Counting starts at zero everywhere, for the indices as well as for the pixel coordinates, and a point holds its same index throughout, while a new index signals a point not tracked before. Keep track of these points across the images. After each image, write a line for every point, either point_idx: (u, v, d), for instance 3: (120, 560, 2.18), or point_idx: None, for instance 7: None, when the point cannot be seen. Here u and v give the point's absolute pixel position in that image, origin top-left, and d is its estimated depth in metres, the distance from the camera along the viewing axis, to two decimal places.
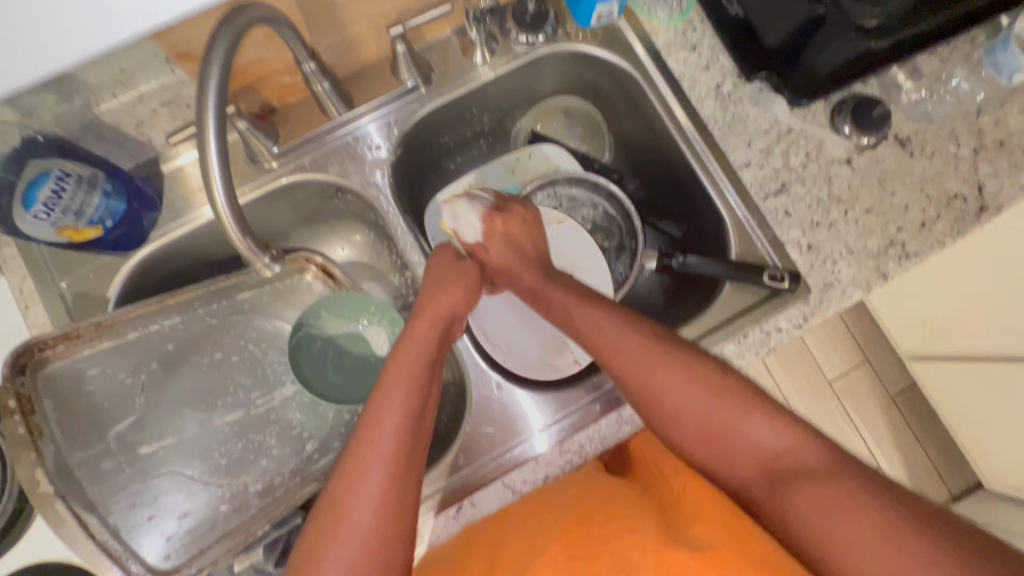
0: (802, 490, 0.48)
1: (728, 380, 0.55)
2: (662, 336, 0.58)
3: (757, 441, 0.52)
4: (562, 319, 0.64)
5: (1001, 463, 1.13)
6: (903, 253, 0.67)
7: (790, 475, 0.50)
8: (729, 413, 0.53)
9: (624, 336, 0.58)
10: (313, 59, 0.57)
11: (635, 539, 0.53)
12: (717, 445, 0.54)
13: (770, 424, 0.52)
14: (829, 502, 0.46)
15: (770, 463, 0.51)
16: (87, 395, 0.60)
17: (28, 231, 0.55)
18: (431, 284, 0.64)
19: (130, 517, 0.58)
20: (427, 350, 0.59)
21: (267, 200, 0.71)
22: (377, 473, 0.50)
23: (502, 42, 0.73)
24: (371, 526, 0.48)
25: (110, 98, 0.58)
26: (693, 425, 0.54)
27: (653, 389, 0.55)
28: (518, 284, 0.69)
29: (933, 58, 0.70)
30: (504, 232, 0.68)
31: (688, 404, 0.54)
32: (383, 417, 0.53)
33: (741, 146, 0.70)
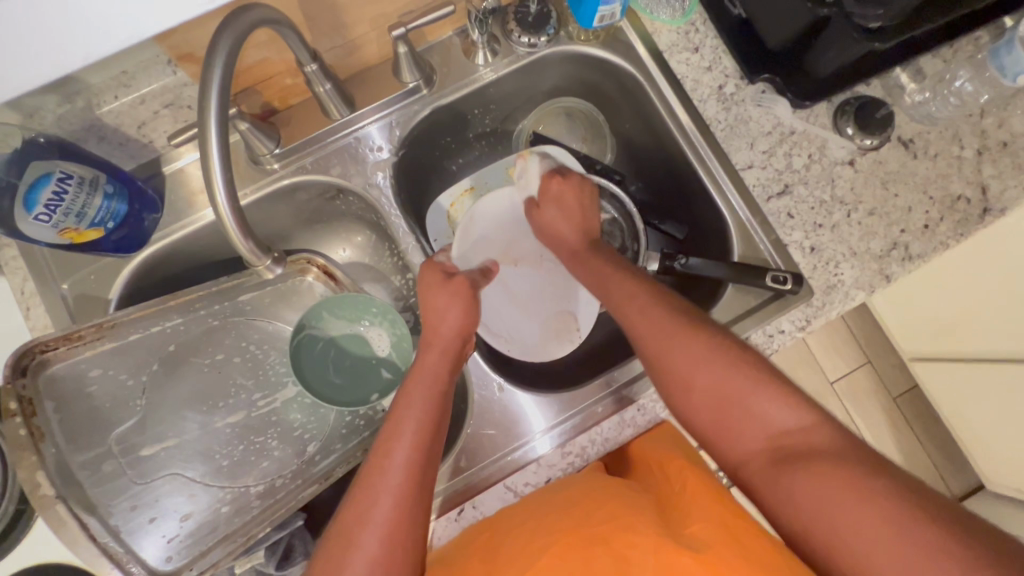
0: (808, 475, 0.46)
1: (746, 354, 0.54)
2: (684, 306, 0.58)
3: (766, 420, 0.50)
4: (597, 284, 0.66)
5: (1003, 465, 1.13)
6: (906, 254, 0.67)
7: (795, 459, 0.48)
8: (742, 387, 0.52)
9: (648, 303, 0.59)
10: (315, 60, 0.57)
11: (636, 538, 0.53)
12: (724, 422, 0.52)
13: (781, 404, 0.51)
14: (835, 481, 0.45)
15: (774, 444, 0.50)
16: (88, 397, 0.60)
17: (29, 233, 0.55)
18: (434, 306, 0.63)
19: (131, 520, 0.58)
20: (439, 378, 0.58)
21: (269, 201, 0.71)
22: (387, 506, 0.50)
23: (504, 42, 0.72)
24: (380, 558, 0.48)
25: (112, 100, 0.57)
26: (706, 396, 0.53)
27: (672, 355, 0.55)
28: (562, 247, 0.72)
29: (937, 59, 0.70)
30: (561, 196, 0.72)
31: (704, 371, 0.53)
32: (394, 449, 0.53)
33: (744, 147, 0.70)
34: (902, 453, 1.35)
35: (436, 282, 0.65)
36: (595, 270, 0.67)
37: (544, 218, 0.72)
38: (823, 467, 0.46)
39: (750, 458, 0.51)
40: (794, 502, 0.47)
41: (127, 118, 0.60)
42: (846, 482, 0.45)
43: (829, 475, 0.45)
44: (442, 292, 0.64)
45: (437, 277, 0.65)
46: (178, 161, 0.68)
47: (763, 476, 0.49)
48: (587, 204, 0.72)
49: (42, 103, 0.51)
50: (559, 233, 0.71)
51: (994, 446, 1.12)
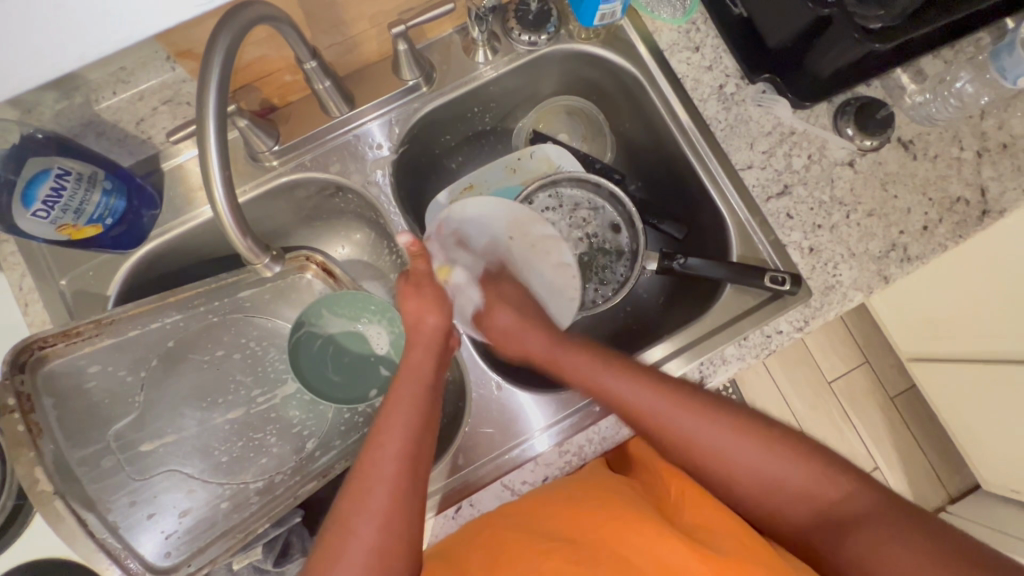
0: (858, 536, 0.49)
1: (769, 430, 0.55)
2: (696, 392, 0.58)
3: (804, 492, 0.53)
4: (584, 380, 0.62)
5: (999, 465, 1.13)
6: (905, 256, 0.67)
7: (844, 522, 0.51)
8: (774, 467, 0.53)
9: (667, 403, 0.57)
10: (314, 57, 0.57)
11: (639, 540, 0.53)
12: (766, 498, 0.54)
13: (814, 471, 0.53)
14: (874, 541, 0.48)
15: (821, 510, 0.52)
16: (88, 393, 0.61)
17: (26, 229, 0.54)
18: (408, 311, 0.62)
19: (130, 515, 0.59)
20: (426, 374, 0.58)
21: (267, 197, 0.71)
22: (379, 497, 0.50)
23: (504, 40, 0.72)
24: (374, 548, 0.49)
25: (111, 95, 0.57)
26: (748, 483, 0.54)
27: (707, 451, 0.55)
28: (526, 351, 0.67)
29: (938, 60, 0.70)
30: (502, 293, 0.69)
31: (739, 463, 0.54)
32: (386, 442, 0.53)
33: (744, 147, 0.70)
34: (899, 453, 1.35)
35: (408, 288, 0.63)
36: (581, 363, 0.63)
37: (497, 322, 0.67)
38: (868, 528, 0.49)
39: (802, 527, 0.53)
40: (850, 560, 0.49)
41: (125, 114, 0.60)
42: (888, 537, 0.48)
43: (873, 534, 0.48)
44: (419, 298, 0.62)
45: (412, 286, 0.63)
46: (179, 156, 0.68)
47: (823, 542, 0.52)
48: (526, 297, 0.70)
49: (41, 99, 0.51)
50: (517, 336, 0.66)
51: (990, 445, 1.13)
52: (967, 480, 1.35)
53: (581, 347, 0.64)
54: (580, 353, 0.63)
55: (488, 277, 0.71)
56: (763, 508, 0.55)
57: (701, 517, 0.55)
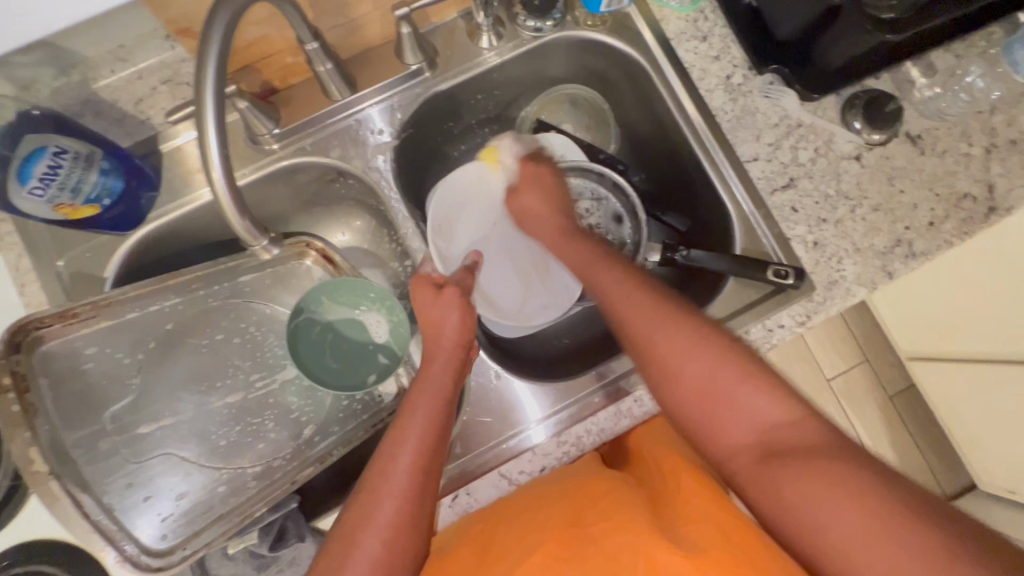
0: (795, 471, 0.45)
1: (736, 346, 0.52)
2: (672, 297, 0.57)
3: (752, 413, 0.49)
4: (577, 270, 0.64)
5: (996, 465, 1.13)
6: (909, 252, 0.66)
7: (784, 454, 0.47)
8: (732, 380, 0.50)
9: (637, 293, 0.57)
10: (316, 38, 0.56)
11: (627, 541, 0.52)
12: (713, 410, 0.51)
13: (768, 396, 0.50)
14: (822, 479, 0.44)
15: (764, 438, 0.49)
16: (83, 374, 0.60)
17: (22, 207, 0.53)
18: (433, 313, 0.62)
19: (126, 497, 0.58)
20: (442, 389, 0.58)
21: (267, 181, 0.70)
22: (389, 513, 0.50)
23: (509, 26, 0.71)
24: (380, 563, 0.49)
25: (108, 74, 0.58)
26: (695, 390, 0.51)
27: (663, 342, 0.53)
28: (539, 237, 0.69)
29: (948, 54, 0.69)
30: (538, 179, 0.69)
31: (694, 363, 0.52)
32: (398, 457, 0.52)
33: (750, 140, 0.69)
34: (896, 451, 1.35)
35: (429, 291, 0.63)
36: (576, 258, 0.65)
37: (522, 205, 0.69)
38: (811, 462, 0.45)
39: (738, 450, 0.50)
40: (784, 494, 0.45)
41: (124, 94, 0.61)
42: (832, 477, 0.44)
43: (812, 470, 0.45)
44: (442, 302, 0.62)
45: (429, 292, 0.63)
46: (177, 139, 0.66)
47: (749, 469, 0.48)
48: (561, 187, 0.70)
49: (37, 76, 0.53)
50: (538, 215, 0.68)
51: (987, 445, 1.13)
52: (964, 480, 1.35)
53: (574, 247, 0.65)
54: (575, 250, 0.65)
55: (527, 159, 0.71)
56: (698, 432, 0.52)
57: (690, 509, 0.54)
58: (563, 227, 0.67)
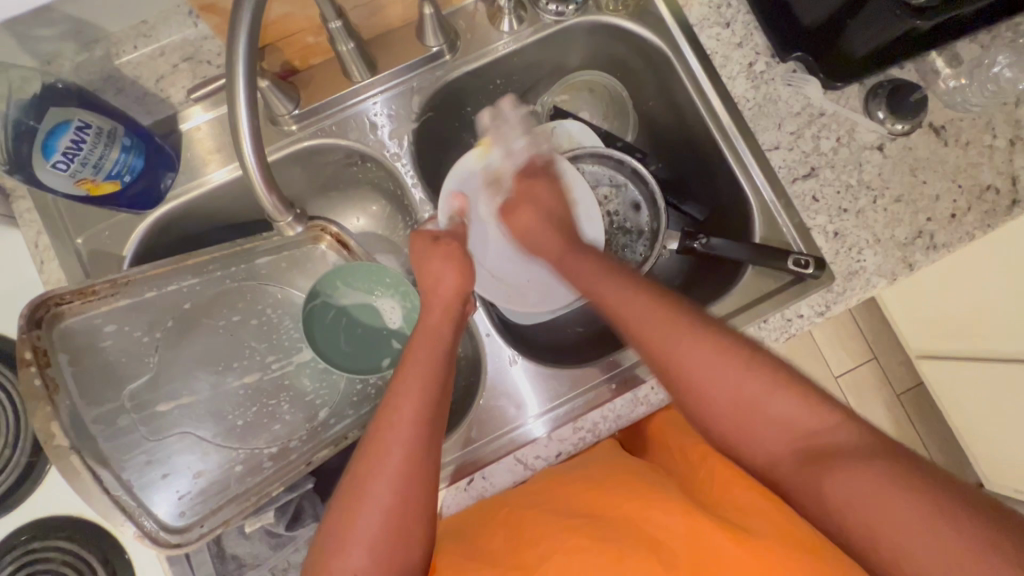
0: (836, 478, 0.45)
1: (761, 356, 0.51)
2: (687, 307, 0.55)
3: (784, 420, 0.49)
4: (583, 286, 0.62)
5: (1005, 464, 1.13)
6: (931, 243, 0.66)
7: (823, 458, 0.46)
8: (755, 393, 0.49)
9: (646, 306, 0.55)
10: (340, 17, 0.56)
11: (665, 520, 0.54)
12: (744, 426, 0.50)
13: (798, 401, 0.48)
14: (862, 483, 0.43)
15: (799, 442, 0.48)
16: (103, 352, 0.60)
17: (47, 181, 0.54)
18: (430, 271, 0.61)
19: (144, 474, 0.59)
20: (441, 339, 0.58)
21: (287, 162, 0.70)
22: (398, 459, 0.50)
23: (530, 9, 0.71)
24: (392, 510, 0.49)
25: (131, 50, 0.59)
26: (722, 406, 0.51)
27: (680, 368, 0.52)
28: (542, 250, 0.67)
29: (974, 44, 0.68)
30: (534, 192, 0.67)
31: (712, 378, 0.51)
32: (402, 405, 0.52)
33: (772, 128, 0.69)
34: None
35: (435, 248, 0.63)
36: (582, 274, 0.62)
37: (519, 221, 0.67)
38: (853, 464, 0.44)
39: (777, 456, 0.50)
40: (827, 495, 0.45)
41: (146, 71, 0.61)
42: (875, 478, 0.43)
43: (854, 474, 0.44)
44: (439, 257, 0.62)
45: (425, 244, 0.63)
46: (184, 124, 0.65)
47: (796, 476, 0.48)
48: (561, 201, 0.68)
49: (59, 50, 0.56)
50: (540, 237, 0.66)
51: (992, 444, 1.14)
52: (971, 479, 1.34)
53: (581, 259, 0.63)
54: (580, 264, 0.63)
55: (522, 174, 0.69)
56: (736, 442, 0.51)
57: (735, 500, 0.55)
58: (566, 242, 0.65)
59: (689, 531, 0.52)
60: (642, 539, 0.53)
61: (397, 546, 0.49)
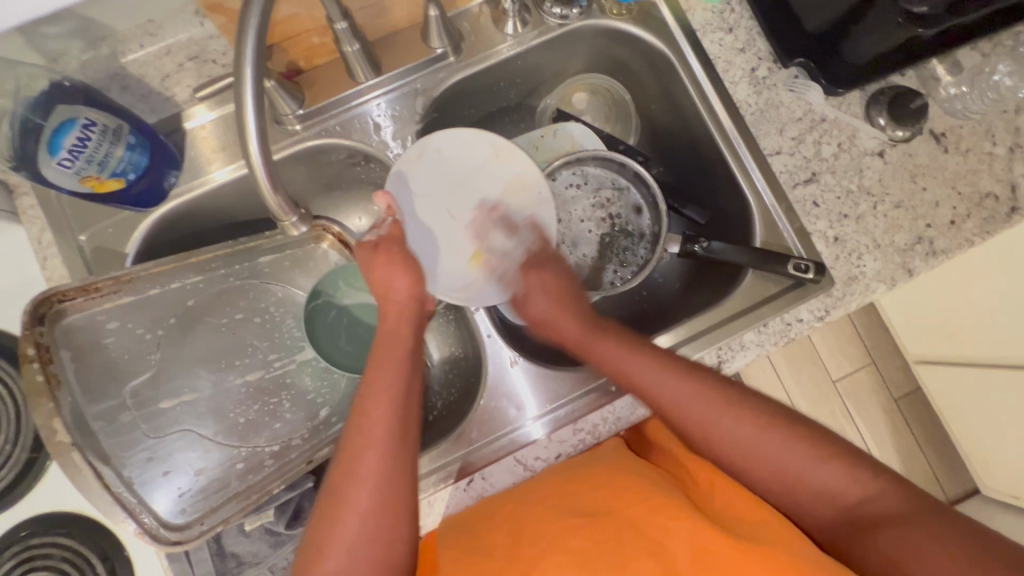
0: (882, 534, 0.49)
1: (795, 428, 0.55)
2: (724, 384, 0.59)
3: (824, 487, 0.53)
4: (608, 368, 0.63)
5: (1003, 472, 1.13)
6: (930, 249, 0.66)
7: (868, 521, 0.51)
8: (801, 464, 0.54)
9: (683, 387, 0.58)
10: (345, 18, 0.57)
11: (669, 522, 0.54)
12: (788, 492, 0.55)
13: (836, 468, 0.53)
14: (906, 538, 0.48)
15: (842, 506, 0.53)
16: (105, 349, 0.61)
17: (51, 178, 0.54)
18: (378, 278, 0.62)
19: (145, 471, 0.59)
20: (403, 344, 0.60)
21: (291, 161, 0.70)
22: (370, 463, 0.52)
23: (535, 12, 0.71)
24: (367, 512, 0.50)
25: (136, 48, 0.59)
26: (768, 477, 0.55)
27: (729, 447, 0.57)
28: (563, 337, 0.68)
29: (975, 52, 0.68)
30: (544, 282, 0.69)
31: (752, 450, 0.56)
32: (370, 410, 0.54)
33: (773, 133, 0.69)
34: (900, 454, 1.35)
35: (378, 255, 0.62)
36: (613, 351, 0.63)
37: (534, 310, 0.69)
38: (898, 524, 0.49)
39: (825, 520, 0.54)
40: (873, 552, 0.49)
41: (152, 70, 0.61)
42: (916, 534, 0.48)
43: (899, 529, 0.49)
44: (388, 262, 0.62)
45: (370, 253, 0.62)
46: (188, 122, 0.66)
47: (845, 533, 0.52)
48: (571, 284, 0.70)
49: (65, 48, 0.55)
50: (556, 319, 0.68)
51: (987, 450, 1.14)
52: (967, 485, 1.35)
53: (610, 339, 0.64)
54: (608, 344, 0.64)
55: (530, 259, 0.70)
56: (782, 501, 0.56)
57: (734, 508, 0.56)
58: (588, 323, 0.67)
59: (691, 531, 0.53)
60: (643, 542, 0.54)
61: (376, 547, 0.50)
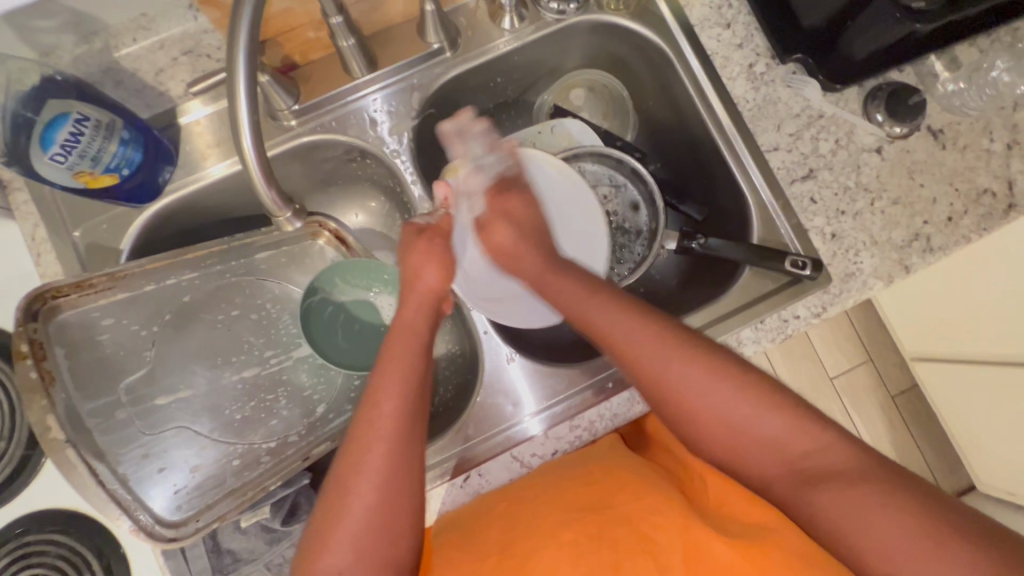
0: (831, 494, 0.45)
1: (750, 377, 0.51)
2: (679, 326, 0.54)
3: (775, 439, 0.49)
4: (567, 308, 0.59)
5: (998, 467, 1.14)
6: (927, 246, 0.66)
7: (817, 479, 0.46)
8: (751, 415, 0.49)
9: (639, 329, 0.54)
10: (340, 12, 0.56)
11: (663, 520, 0.56)
12: (734, 447, 0.50)
13: (789, 422, 0.49)
14: (851, 499, 0.44)
15: (793, 461, 0.48)
16: (100, 345, 0.60)
17: (43, 173, 0.53)
18: (411, 264, 0.61)
19: (140, 468, 0.59)
20: (420, 335, 0.58)
21: (287, 157, 0.70)
22: (378, 457, 0.50)
23: (532, 8, 0.71)
24: (374, 508, 0.49)
25: (130, 43, 0.58)
26: (713, 428, 0.50)
27: (674, 388, 0.51)
28: (519, 273, 0.64)
29: (973, 48, 0.68)
30: (509, 210, 0.66)
31: (701, 399, 0.50)
32: (382, 402, 0.52)
33: (770, 129, 0.69)
34: (896, 451, 1.35)
35: (419, 241, 0.62)
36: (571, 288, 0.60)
37: (497, 239, 0.65)
38: (847, 484, 0.45)
39: (770, 475, 0.49)
40: (812, 514, 0.46)
41: (145, 64, 0.60)
42: (871, 501, 0.43)
43: (850, 493, 0.44)
44: (424, 251, 0.62)
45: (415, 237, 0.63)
46: (183, 117, 0.66)
47: (786, 491, 0.48)
48: (537, 220, 0.66)
49: (57, 43, 0.54)
50: (514, 255, 0.64)
51: (985, 447, 1.14)
52: (964, 482, 1.35)
53: (564, 278, 0.60)
54: (564, 284, 0.60)
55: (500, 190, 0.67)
56: (726, 457, 0.51)
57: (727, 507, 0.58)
58: (548, 261, 0.63)
59: (685, 526, 0.55)
60: (636, 539, 0.56)
61: (379, 542, 0.49)
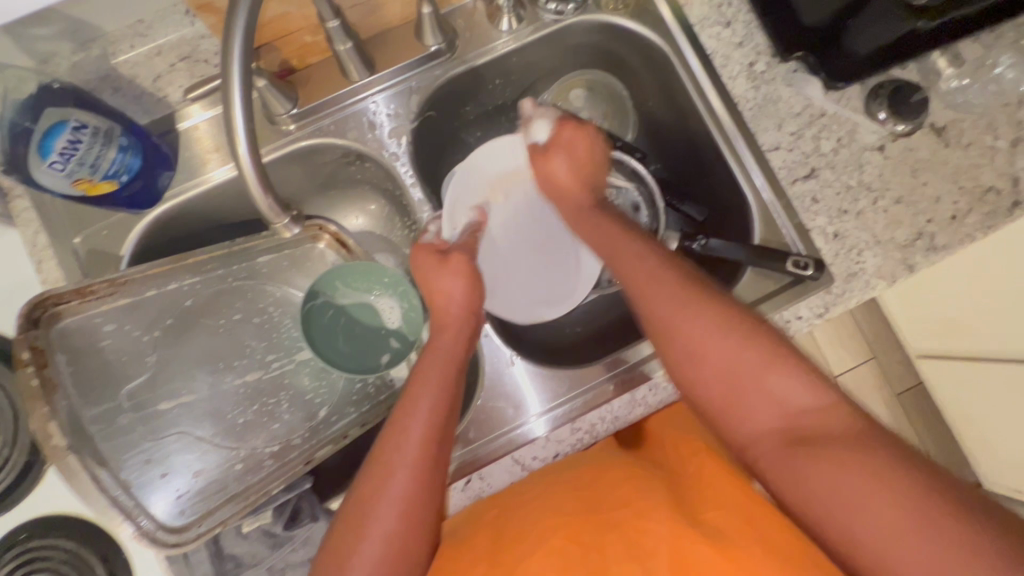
0: (827, 459, 0.44)
1: (760, 325, 0.52)
2: (698, 275, 0.56)
3: (779, 398, 0.49)
4: (600, 245, 0.62)
5: (1004, 464, 1.13)
6: (931, 245, 0.65)
7: (812, 439, 0.46)
8: (758, 366, 0.49)
9: (660, 270, 0.56)
10: (337, 16, 0.56)
11: (651, 523, 0.54)
12: (732, 400, 0.50)
13: (795, 380, 0.49)
14: (845, 467, 0.43)
15: (789, 421, 0.48)
16: (101, 351, 0.60)
17: (41, 181, 0.53)
18: (435, 287, 0.62)
19: (143, 474, 0.59)
20: (454, 362, 0.58)
21: (286, 161, 0.69)
22: (402, 481, 0.50)
23: (530, 8, 0.70)
24: (393, 534, 0.49)
25: (128, 48, 0.60)
26: (717, 373, 0.51)
27: (682, 328, 0.52)
28: (565, 206, 0.68)
29: (977, 44, 0.67)
30: (569, 143, 0.67)
31: (712, 343, 0.51)
32: (411, 426, 0.52)
33: (771, 129, 0.69)
34: None
35: (434, 261, 0.63)
36: (603, 231, 0.63)
37: (550, 171, 0.67)
38: (846, 449, 0.44)
39: (761, 434, 0.49)
40: (808, 483, 0.45)
41: (143, 70, 0.61)
42: (866, 465, 0.43)
43: (843, 458, 0.44)
44: (439, 267, 0.63)
45: (432, 258, 0.64)
46: (183, 122, 0.65)
47: (774, 456, 0.48)
48: (597, 158, 0.68)
49: (56, 49, 0.56)
50: (568, 190, 0.67)
51: (992, 444, 1.13)
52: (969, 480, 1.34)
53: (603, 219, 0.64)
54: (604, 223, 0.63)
55: (567, 119, 0.69)
56: (717, 411, 0.51)
57: (715, 497, 0.54)
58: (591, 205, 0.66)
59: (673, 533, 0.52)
60: (625, 540, 0.54)
61: (397, 568, 0.49)
